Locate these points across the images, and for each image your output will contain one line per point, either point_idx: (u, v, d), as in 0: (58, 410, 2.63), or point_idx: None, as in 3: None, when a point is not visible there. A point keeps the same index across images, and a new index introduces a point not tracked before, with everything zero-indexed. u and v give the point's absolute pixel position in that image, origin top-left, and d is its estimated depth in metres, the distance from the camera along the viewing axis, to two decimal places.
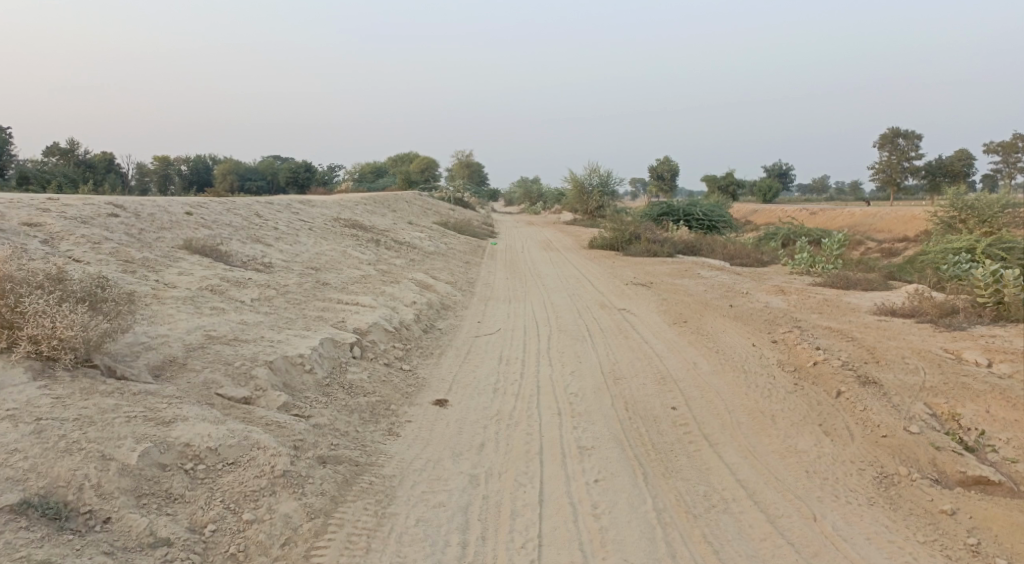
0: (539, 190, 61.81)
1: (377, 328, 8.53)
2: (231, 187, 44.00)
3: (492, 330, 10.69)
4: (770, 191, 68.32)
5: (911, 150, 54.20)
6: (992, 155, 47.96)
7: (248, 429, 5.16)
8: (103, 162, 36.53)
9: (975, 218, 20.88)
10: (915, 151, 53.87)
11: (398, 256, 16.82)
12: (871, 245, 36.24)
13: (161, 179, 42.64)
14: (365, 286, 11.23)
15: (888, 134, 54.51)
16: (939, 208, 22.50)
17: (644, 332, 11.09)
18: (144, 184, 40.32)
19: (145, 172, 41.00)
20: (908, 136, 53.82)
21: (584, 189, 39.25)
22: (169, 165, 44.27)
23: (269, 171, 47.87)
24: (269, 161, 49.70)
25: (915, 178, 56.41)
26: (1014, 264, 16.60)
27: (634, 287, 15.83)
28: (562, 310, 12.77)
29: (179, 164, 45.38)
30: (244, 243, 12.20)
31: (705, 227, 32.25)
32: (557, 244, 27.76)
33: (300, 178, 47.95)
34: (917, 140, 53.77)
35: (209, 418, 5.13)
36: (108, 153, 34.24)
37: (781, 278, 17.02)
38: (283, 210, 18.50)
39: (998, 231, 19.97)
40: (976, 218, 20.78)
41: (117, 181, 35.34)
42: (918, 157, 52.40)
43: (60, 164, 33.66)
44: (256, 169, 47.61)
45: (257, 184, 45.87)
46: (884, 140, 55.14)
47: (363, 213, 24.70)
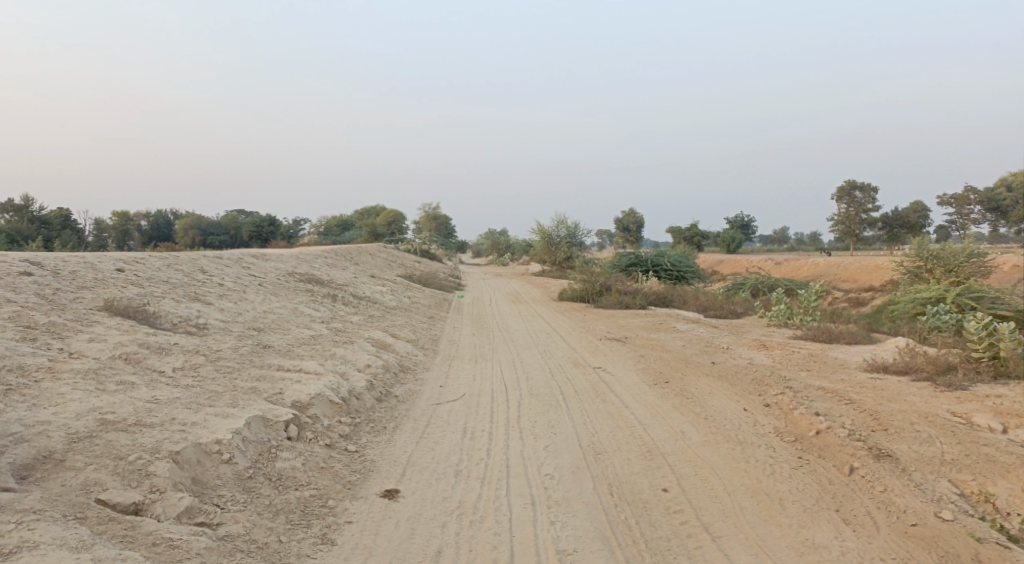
0: (506, 242, 61.31)
1: (322, 398, 7.43)
2: (192, 241, 42.68)
3: (455, 395, 9.59)
4: (735, 241, 68.68)
5: (868, 202, 54.86)
6: (946, 207, 48.62)
7: (122, 557, 3.99)
8: (59, 217, 35.25)
9: (941, 268, 20.39)
10: (873, 203, 54.55)
11: (356, 312, 15.71)
12: (838, 294, 35.97)
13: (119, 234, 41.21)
14: (313, 348, 10.13)
15: (846, 187, 55.18)
16: (903, 258, 22.08)
17: (623, 395, 10.06)
18: (100, 239, 38.85)
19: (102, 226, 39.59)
20: (864, 188, 54.55)
21: (552, 241, 38.63)
22: (128, 219, 42.95)
23: (231, 224, 46.68)
24: (231, 214, 48.56)
25: (874, 229, 57.11)
26: (986, 312, 16.02)
27: (608, 342, 14.88)
28: (532, 370, 11.72)
29: (139, 219, 44.00)
30: (179, 302, 11.05)
31: (673, 278, 31.66)
32: (526, 296, 26.84)
33: (263, 232, 46.86)
34: (873, 192, 54.49)
35: (67, 543, 3.97)
36: (66, 208, 32.95)
37: (760, 331, 16.19)
38: (233, 264, 17.37)
39: (963, 280, 19.52)
40: (943, 267, 20.35)
41: (72, 236, 34.05)
42: (875, 209, 53.04)
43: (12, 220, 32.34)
44: (217, 223, 46.39)
45: (219, 238, 44.57)
46: (841, 192, 55.75)
47: (323, 267, 23.63)
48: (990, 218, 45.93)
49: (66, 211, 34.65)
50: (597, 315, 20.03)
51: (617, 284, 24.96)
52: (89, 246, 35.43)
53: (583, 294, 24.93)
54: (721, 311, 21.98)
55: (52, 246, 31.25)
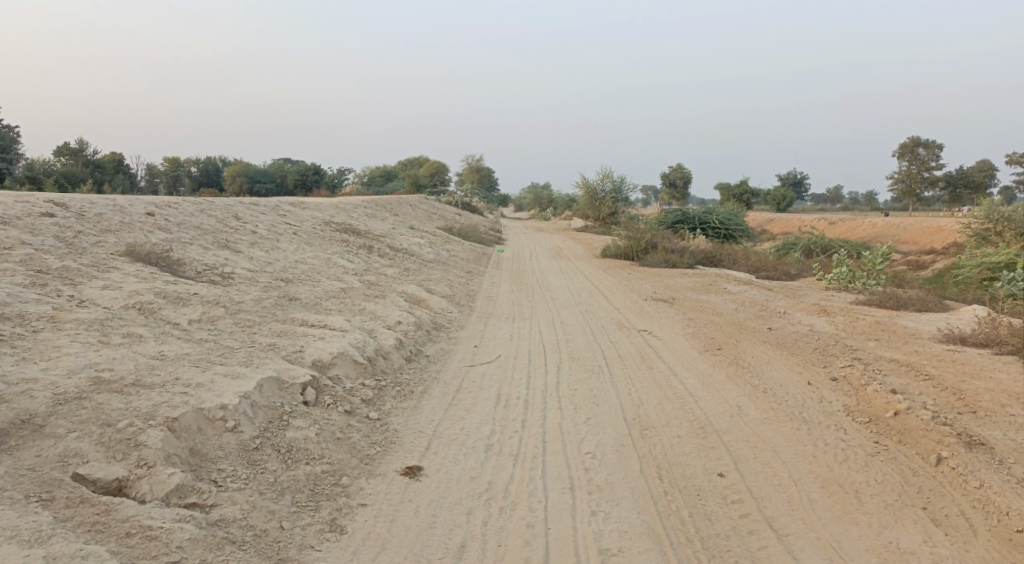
0: (550, 196, 60.30)
1: (346, 358, 6.83)
2: (239, 188, 42.73)
3: (491, 357, 8.94)
4: (786, 199, 66.38)
5: (930, 160, 52.13)
6: (1015, 168, 45.89)
7: (82, 555, 3.45)
8: (112, 162, 35.53)
9: (1012, 231, 18.96)
10: (936, 162, 51.80)
11: (393, 264, 15.13)
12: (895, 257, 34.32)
13: (171, 180, 41.50)
14: (342, 301, 9.55)
15: (907, 145, 52.50)
16: (971, 220, 20.63)
17: (671, 362, 9.30)
18: (150, 184, 39.09)
19: (153, 171, 39.90)
20: (927, 145, 51.75)
21: (597, 196, 37.52)
22: (178, 166, 43.22)
23: (277, 172, 46.59)
24: (277, 163, 48.49)
25: (935, 189, 54.47)
26: None
27: (655, 303, 14.05)
28: (573, 331, 11.00)
29: (188, 165, 44.11)
30: (206, 249, 10.57)
31: (722, 236, 30.47)
32: (569, 251, 26.04)
33: (309, 181, 46.80)
34: (936, 150, 51.73)
35: (20, 536, 3.45)
36: (116, 153, 33.13)
37: (818, 296, 15.18)
38: (268, 211, 16.90)
39: None
40: (1014, 230, 18.83)
41: (124, 180, 34.32)
42: (938, 168, 50.43)
43: (65, 162, 32.66)
44: (264, 171, 46.41)
45: (265, 187, 44.56)
46: (901, 150, 53.04)
47: (362, 217, 23.14)
48: None
49: (119, 155, 34.82)
50: (643, 274, 19.15)
51: (665, 241, 23.94)
52: (140, 191, 35.66)
53: (628, 251, 24.01)
54: (774, 273, 20.87)
55: (103, 189, 31.46)
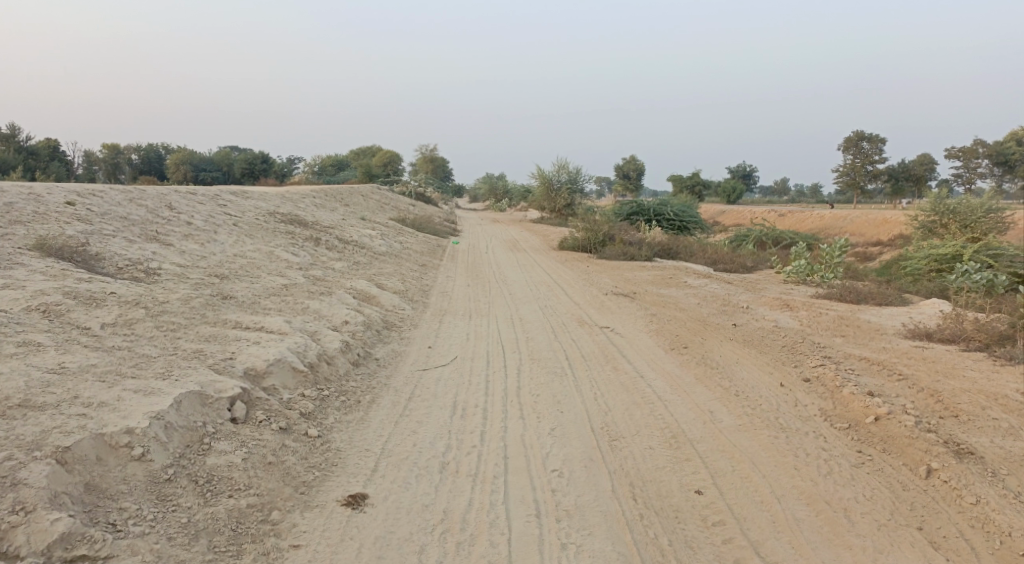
0: (504, 187, 59.72)
1: (283, 364, 6.13)
2: (184, 177, 41.06)
3: (445, 359, 8.31)
4: (736, 191, 67.03)
5: (875, 154, 52.98)
6: (955, 161, 46.90)
7: None
8: (49, 149, 33.80)
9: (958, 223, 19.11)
10: (880, 156, 52.75)
11: (341, 258, 14.34)
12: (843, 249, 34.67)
13: (110, 169, 39.66)
14: (283, 299, 8.80)
15: (852, 138, 53.26)
16: (917, 212, 20.76)
17: (637, 363, 8.81)
18: (88, 173, 37.25)
19: (92, 160, 38.05)
20: (872, 139, 52.63)
21: (552, 186, 37.06)
22: (120, 153, 41.44)
23: (225, 161, 45.02)
24: (225, 151, 46.90)
25: (879, 182, 55.52)
26: (1002, 271, 15.06)
27: (615, 298, 13.58)
28: (532, 329, 10.44)
29: (129, 153, 42.24)
30: (132, 242, 9.70)
31: (676, 228, 30.31)
32: (525, 243, 25.48)
33: (257, 170, 45.35)
34: (881, 144, 52.60)
35: None
36: (52, 142, 31.51)
37: (778, 289, 14.91)
38: (207, 201, 15.91)
39: (983, 236, 18.29)
40: (959, 222, 18.92)
41: (62, 169, 32.68)
42: (882, 161, 51.31)
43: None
44: (212, 160, 44.83)
45: (212, 177, 43.04)
46: (847, 143, 53.78)
47: (310, 208, 22.19)
48: (998, 174, 44.32)
49: (55, 142, 33.04)
50: (600, 267, 18.70)
51: (621, 233, 23.57)
52: (76, 179, 33.91)
53: (584, 243, 23.57)
54: (731, 265, 20.65)
55: (40, 177, 29.92)
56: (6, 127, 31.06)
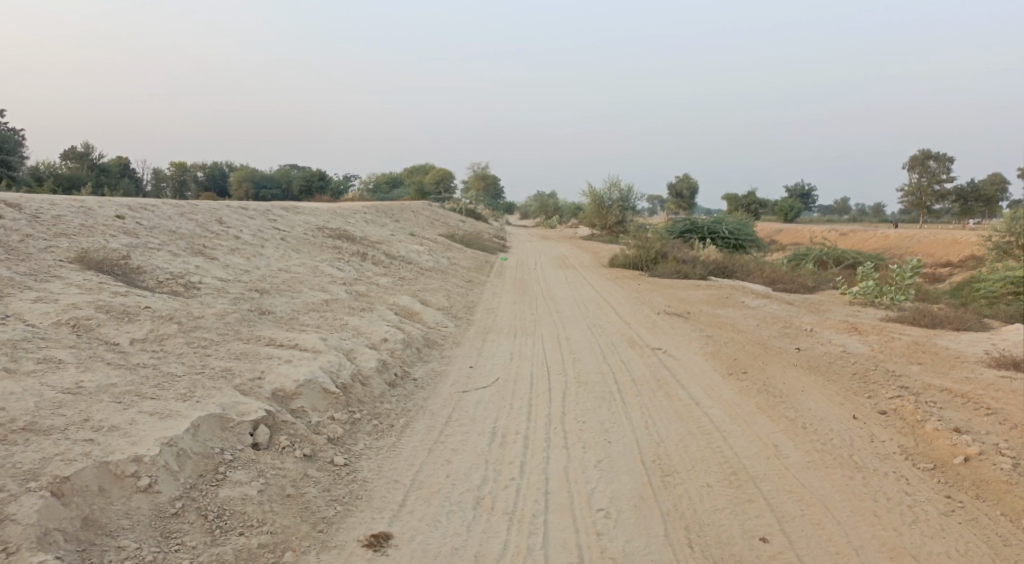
0: (556, 204, 59.35)
1: (315, 384, 5.78)
2: (244, 194, 41.89)
3: (487, 380, 7.88)
4: (794, 210, 65.26)
5: (942, 172, 50.85)
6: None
7: None
8: (118, 166, 34.89)
9: None
10: (948, 174, 50.62)
11: (387, 273, 14.09)
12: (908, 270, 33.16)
13: (176, 185, 40.79)
14: (322, 315, 8.50)
15: (917, 156, 51.27)
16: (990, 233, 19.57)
17: (692, 389, 8.24)
18: (153, 188, 38.30)
19: (158, 176, 39.19)
20: (939, 157, 50.56)
21: (604, 204, 36.51)
22: (184, 170, 42.58)
23: (283, 178, 45.82)
24: (283, 168, 47.77)
25: (946, 202, 53.30)
26: None
27: (669, 318, 12.96)
28: (580, 350, 9.95)
29: (192, 169, 43.36)
30: (175, 255, 9.57)
31: (731, 246, 29.40)
32: (575, 260, 24.97)
33: (314, 187, 46.03)
34: (948, 162, 50.50)
35: None
36: (120, 158, 32.47)
37: (843, 311, 14.08)
38: (257, 215, 15.89)
39: None
40: None
41: (130, 184, 33.64)
42: (950, 179, 49.21)
43: (69, 165, 32.03)
44: (271, 177, 45.66)
45: (271, 193, 43.80)
46: (912, 161, 51.75)
47: (360, 223, 22.13)
48: None
49: (124, 159, 34.09)
50: (654, 285, 18.07)
51: (675, 251, 22.87)
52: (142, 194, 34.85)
53: (637, 261, 22.93)
54: (791, 286, 19.75)
55: (108, 192, 30.85)
56: (79, 144, 32.16)
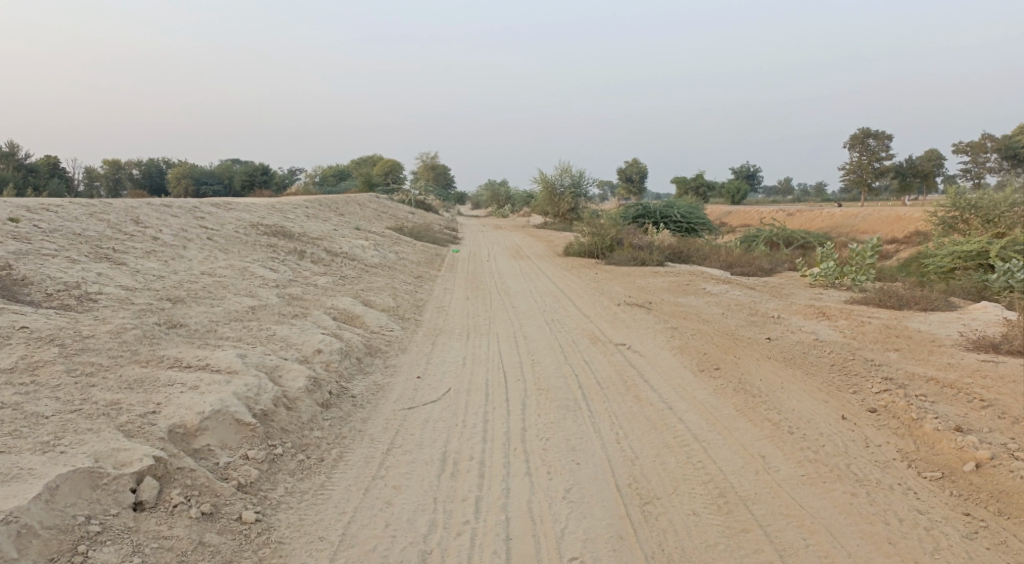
0: (507, 192, 58.51)
1: (225, 415, 4.84)
2: (185, 191, 40.09)
3: (436, 392, 7.00)
4: (741, 192, 65.67)
5: (882, 150, 51.42)
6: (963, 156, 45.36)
7: None
8: (48, 166, 32.91)
9: (980, 218, 17.12)
10: (887, 152, 51.26)
11: (327, 272, 13.06)
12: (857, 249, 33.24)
13: (112, 184, 38.84)
14: (244, 325, 7.50)
15: (858, 136, 51.74)
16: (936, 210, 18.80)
17: (662, 391, 7.49)
18: (86, 188, 36.35)
19: (92, 175, 37.22)
20: (878, 136, 51.16)
21: (555, 191, 35.80)
22: (120, 169, 40.61)
23: (225, 173, 44.01)
24: (225, 164, 45.91)
25: (887, 180, 54.08)
26: None
27: (629, 309, 12.26)
28: (537, 350, 9.15)
29: (130, 168, 41.34)
30: (75, 263, 8.44)
31: (683, 231, 28.99)
32: (528, 250, 24.18)
33: (258, 182, 44.34)
34: (888, 140, 51.10)
35: None
36: (50, 158, 30.57)
37: (808, 295, 13.57)
38: (182, 214, 14.65)
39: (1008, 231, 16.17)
40: (982, 217, 17.02)
41: (62, 185, 31.74)
42: (890, 157, 49.83)
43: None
44: (213, 173, 43.80)
45: (215, 190, 42.00)
46: (853, 140, 52.14)
47: (301, 218, 20.90)
48: (1010, 169, 42.81)
49: (56, 158, 32.28)
50: (611, 274, 17.36)
51: (630, 237, 22.25)
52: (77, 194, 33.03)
53: (591, 249, 22.26)
54: (749, 269, 19.27)
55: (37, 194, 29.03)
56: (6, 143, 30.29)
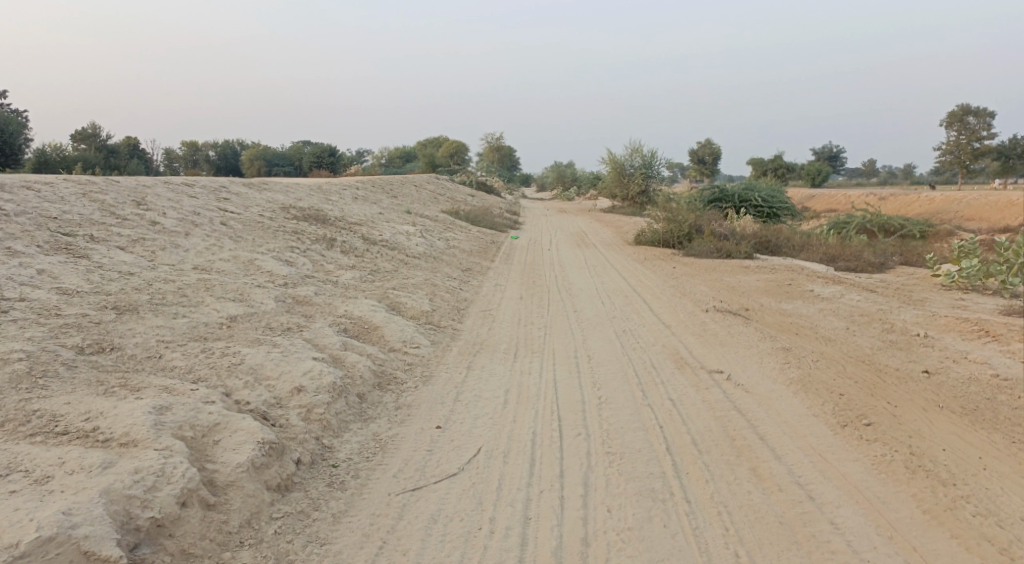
0: (574, 175, 56.07)
1: (63, 547, 3.04)
2: (258, 172, 39.26)
3: (460, 458, 4.82)
4: (822, 174, 61.32)
5: (983, 129, 46.34)
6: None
7: None
8: (128, 147, 32.35)
9: None
10: (988, 131, 46.19)
11: (357, 266, 11.02)
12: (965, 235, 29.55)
13: (188, 165, 38.37)
14: (203, 344, 5.46)
15: (956, 113, 46.61)
16: None
17: (790, 457, 5.19)
18: (160, 168, 35.91)
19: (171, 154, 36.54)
20: (978, 113, 46.04)
21: (625, 172, 33.14)
22: (198, 150, 40.39)
23: (295, 155, 43.10)
24: (296, 145, 45.15)
25: (986, 163, 49.39)
26: None
27: (722, 319, 9.80)
28: (607, 380, 6.87)
29: (206, 149, 40.78)
30: (12, 256, 6.55)
31: (764, 216, 26.10)
32: (596, 237, 21.79)
33: (326, 162, 43.21)
34: (990, 119, 45.99)
35: None
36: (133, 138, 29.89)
37: (948, 306, 10.84)
38: (202, 194, 12.81)
39: None
40: None
41: (142, 164, 31.18)
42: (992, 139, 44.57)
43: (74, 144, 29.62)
44: (283, 154, 42.95)
45: (285, 170, 41.03)
46: (951, 118, 47.10)
47: (346, 200, 18.97)
48: None
49: (135, 139, 31.53)
50: (694, 269, 14.85)
51: (712, 224, 19.54)
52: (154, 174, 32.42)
53: (667, 238, 19.75)
54: (856, 264, 16.39)
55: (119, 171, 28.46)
56: (88, 123, 29.54)
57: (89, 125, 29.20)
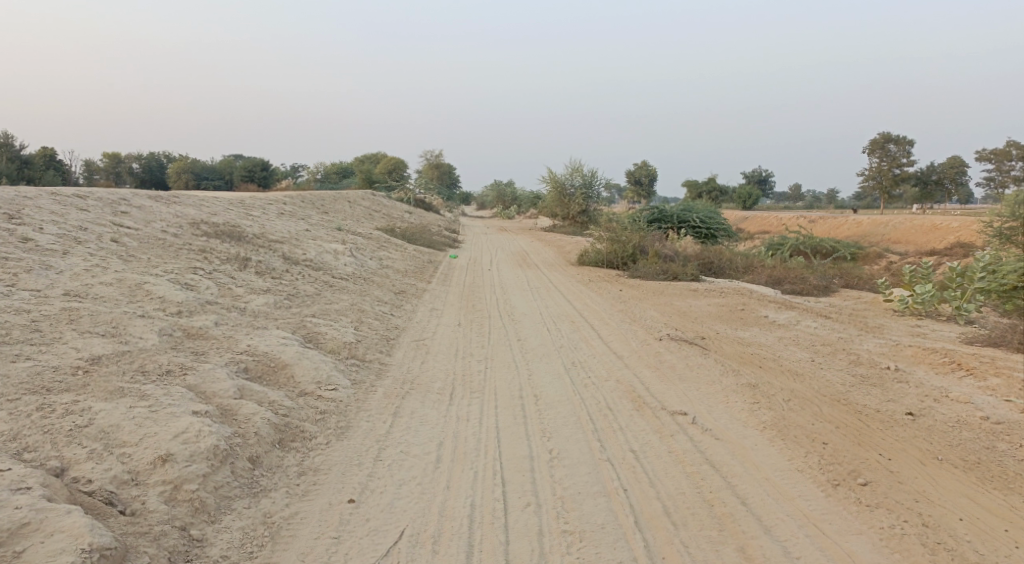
0: (513, 193, 55.40)
1: None
2: (187, 186, 37.11)
3: (375, 549, 3.80)
4: (753, 196, 62.23)
5: (903, 156, 47.17)
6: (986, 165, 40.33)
7: None
8: (45, 159, 30.01)
9: None
10: (908, 158, 47.22)
11: (273, 289, 9.78)
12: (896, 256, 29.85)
13: (113, 178, 36.01)
14: (41, 398, 4.28)
15: (876, 141, 47.55)
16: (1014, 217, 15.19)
17: (780, 527, 4.31)
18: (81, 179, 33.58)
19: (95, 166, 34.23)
20: (899, 141, 47.06)
21: (565, 192, 32.47)
22: (122, 162, 37.99)
23: (227, 168, 41.05)
24: (228, 160, 43.18)
25: (907, 189, 50.78)
26: None
27: (677, 349, 8.96)
28: (556, 428, 5.88)
29: (131, 162, 38.49)
30: None
31: (702, 237, 25.79)
32: (537, 257, 20.92)
33: (258, 177, 41.33)
34: (909, 146, 47.03)
35: None
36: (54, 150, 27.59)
37: (907, 333, 10.28)
38: (96, 207, 11.37)
39: None
40: None
41: (60, 176, 28.93)
42: (912, 165, 45.58)
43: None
44: (215, 168, 40.86)
45: (216, 185, 38.98)
46: (872, 146, 48.06)
47: (269, 216, 17.57)
48: None
49: (54, 149, 29.17)
50: (641, 292, 14.06)
51: (656, 245, 18.87)
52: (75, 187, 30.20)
53: (609, 259, 19.04)
54: (802, 288, 15.90)
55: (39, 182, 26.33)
56: (7, 133, 27.38)
57: (3, 134, 27.05)
